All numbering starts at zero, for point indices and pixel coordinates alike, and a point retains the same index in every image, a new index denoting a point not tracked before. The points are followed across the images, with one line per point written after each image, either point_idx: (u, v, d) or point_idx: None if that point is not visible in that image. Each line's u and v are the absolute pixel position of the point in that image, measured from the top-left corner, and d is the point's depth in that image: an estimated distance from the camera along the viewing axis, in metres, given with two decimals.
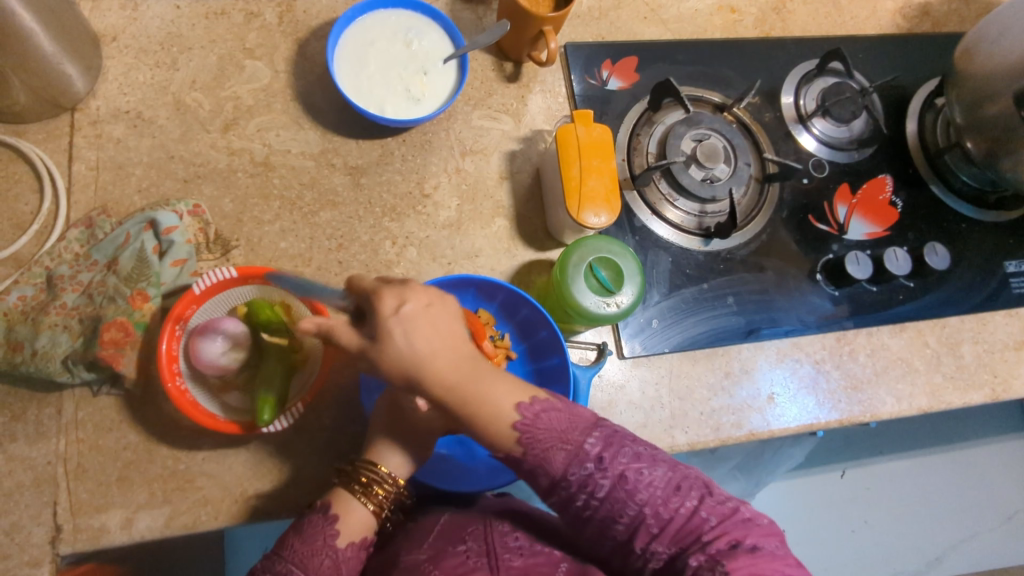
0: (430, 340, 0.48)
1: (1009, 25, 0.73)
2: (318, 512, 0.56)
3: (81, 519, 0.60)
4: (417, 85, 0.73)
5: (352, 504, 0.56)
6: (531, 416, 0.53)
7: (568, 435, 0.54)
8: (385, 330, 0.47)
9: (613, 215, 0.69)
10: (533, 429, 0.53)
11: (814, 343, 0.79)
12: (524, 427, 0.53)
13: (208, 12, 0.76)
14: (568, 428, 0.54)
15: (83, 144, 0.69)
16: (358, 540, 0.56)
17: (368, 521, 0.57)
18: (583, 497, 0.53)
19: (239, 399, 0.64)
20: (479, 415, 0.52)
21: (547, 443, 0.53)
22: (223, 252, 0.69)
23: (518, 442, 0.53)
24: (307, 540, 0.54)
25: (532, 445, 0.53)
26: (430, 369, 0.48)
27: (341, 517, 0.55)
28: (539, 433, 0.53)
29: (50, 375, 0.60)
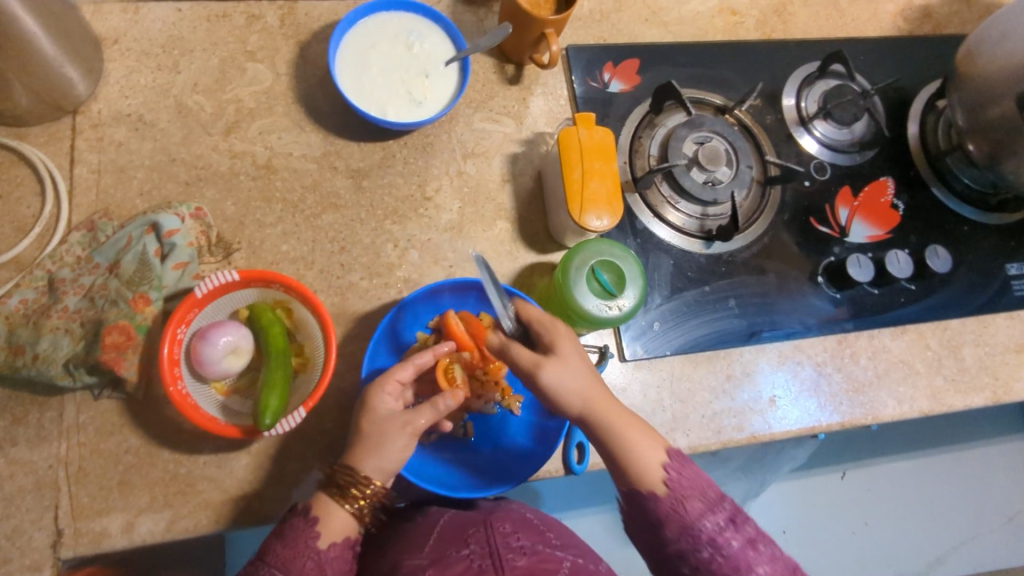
0: (587, 367, 0.60)
1: (1011, 27, 0.73)
2: (300, 515, 0.56)
3: (82, 523, 0.60)
4: (419, 88, 0.73)
5: (332, 507, 0.57)
6: (678, 465, 0.59)
7: (708, 490, 0.58)
8: (567, 347, 0.60)
9: (616, 217, 0.68)
10: (679, 472, 0.58)
11: (815, 345, 0.79)
12: (671, 470, 0.58)
13: (210, 15, 0.76)
14: (706, 485, 0.59)
15: (85, 147, 0.69)
16: (340, 539, 0.56)
17: (350, 523, 0.57)
18: (709, 550, 0.56)
19: (240, 403, 0.64)
20: (622, 442, 0.59)
21: (689, 489, 0.58)
22: (224, 255, 0.69)
23: (662, 481, 0.58)
24: (289, 544, 0.55)
25: (677, 489, 0.58)
26: (595, 394, 0.59)
27: (322, 519, 0.56)
28: (682, 479, 0.58)
29: (51, 379, 0.60)
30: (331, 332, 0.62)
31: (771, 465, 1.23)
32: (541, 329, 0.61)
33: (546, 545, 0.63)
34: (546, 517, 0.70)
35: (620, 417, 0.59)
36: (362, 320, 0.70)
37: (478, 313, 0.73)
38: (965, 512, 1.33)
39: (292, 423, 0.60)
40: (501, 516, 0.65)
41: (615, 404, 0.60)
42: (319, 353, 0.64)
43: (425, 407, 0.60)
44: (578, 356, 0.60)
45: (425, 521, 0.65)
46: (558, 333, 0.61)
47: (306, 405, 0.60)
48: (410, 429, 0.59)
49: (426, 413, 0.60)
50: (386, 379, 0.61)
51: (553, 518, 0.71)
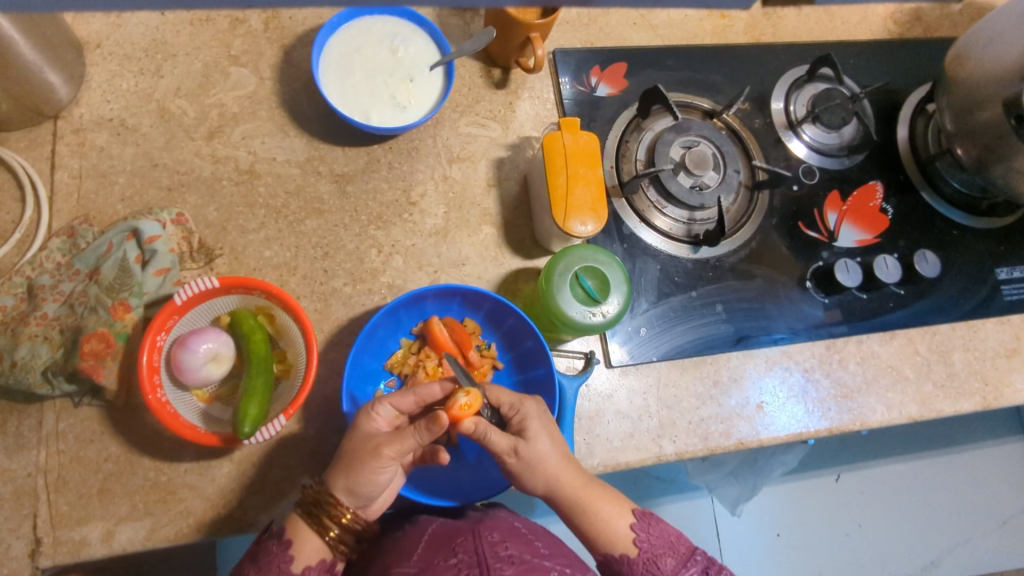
0: (557, 445, 0.61)
1: (999, 31, 0.73)
2: (274, 538, 0.57)
3: (61, 532, 0.59)
4: (403, 92, 0.72)
5: (305, 531, 0.57)
6: (645, 525, 0.63)
7: (677, 546, 0.63)
8: (534, 428, 0.61)
9: (600, 223, 0.68)
10: (648, 532, 0.62)
11: (803, 351, 0.79)
12: (640, 531, 0.62)
13: (193, 19, 0.75)
14: (675, 540, 0.63)
15: (66, 152, 0.69)
16: (314, 563, 0.57)
17: (323, 547, 0.58)
18: None
19: (221, 411, 0.64)
20: (589, 516, 0.62)
21: (659, 547, 0.62)
22: (206, 261, 0.69)
23: (633, 542, 0.62)
24: (263, 567, 0.56)
25: (649, 548, 0.61)
26: (560, 472, 0.61)
27: (295, 543, 0.57)
28: (652, 538, 0.62)
29: (30, 387, 0.59)
30: (312, 337, 0.62)
31: (763, 470, 1.15)
32: (511, 412, 0.62)
33: (534, 555, 0.62)
34: (534, 526, 0.69)
35: (585, 492, 0.62)
36: (346, 326, 0.70)
37: (463, 319, 0.73)
38: (958, 516, 1.33)
39: (272, 431, 0.59)
40: (491, 524, 0.63)
41: (579, 480, 0.62)
42: (301, 359, 0.64)
43: (407, 430, 0.57)
44: (547, 434, 0.61)
45: (413, 530, 0.63)
46: (527, 412, 0.61)
47: (286, 413, 0.59)
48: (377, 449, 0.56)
49: (408, 436, 0.57)
50: (376, 403, 0.60)
51: (541, 526, 0.70)
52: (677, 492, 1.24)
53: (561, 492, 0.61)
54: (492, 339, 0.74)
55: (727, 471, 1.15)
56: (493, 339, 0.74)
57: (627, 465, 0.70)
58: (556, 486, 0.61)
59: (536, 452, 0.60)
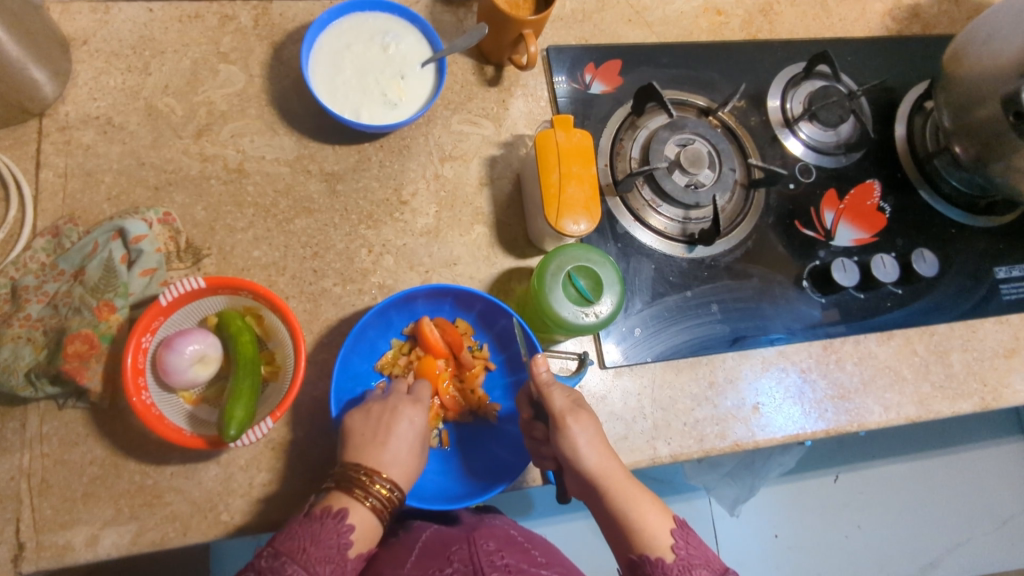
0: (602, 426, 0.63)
1: (998, 27, 0.72)
2: (327, 517, 0.54)
3: (45, 536, 0.58)
4: (394, 90, 0.71)
5: (359, 510, 0.56)
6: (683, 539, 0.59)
7: (713, 562, 0.59)
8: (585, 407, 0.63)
9: (594, 222, 0.67)
10: (686, 541, 0.59)
11: (800, 351, 0.78)
12: (679, 538, 0.59)
13: (182, 15, 0.74)
14: (713, 556, 0.59)
15: (52, 151, 0.68)
16: (365, 546, 0.56)
17: (375, 526, 0.57)
18: None
19: (208, 413, 0.63)
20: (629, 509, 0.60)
21: (696, 558, 0.58)
22: (194, 261, 0.68)
23: (671, 547, 0.58)
24: (321, 547, 0.53)
25: (686, 556, 0.58)
26: (608, 457, 0.61)
27: (355, 525, 0.55)
28: (690, 548, 0.58)
29: (12, 389, 0.58)
30: (300, 338, 0.61)
31: (759, 470, 1.13)
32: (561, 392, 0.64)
33: (530, 563, 0.61)
34: (530, 533, 0.69)
35: (630, 483, 0.61)
36: (335, 327, 0.69)
37: (455, 319, 0.72)
38: (959, 517, 1.32)
39: (259, 434, 0.58)
40: (486, 532, 0.63)
41: (623, 471, 0.62)
42: (289, 360, 0.63)
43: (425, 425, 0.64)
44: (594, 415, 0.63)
45: (407, 537, 0.63)
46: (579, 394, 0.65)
47: (272, 415, 0.58)
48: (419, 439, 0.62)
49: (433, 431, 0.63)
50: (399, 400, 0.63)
51: (535, 532, 0.70)
52: (674, 493, 1.23)
53: (607, 480, 0.60)
54: (484, 340, 0.73)
55: (725, 472, 1.14)
56: (485, 340, 0.73)
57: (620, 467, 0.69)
58: (602, 469, 0.60)
59: (588, 429, 0.61)
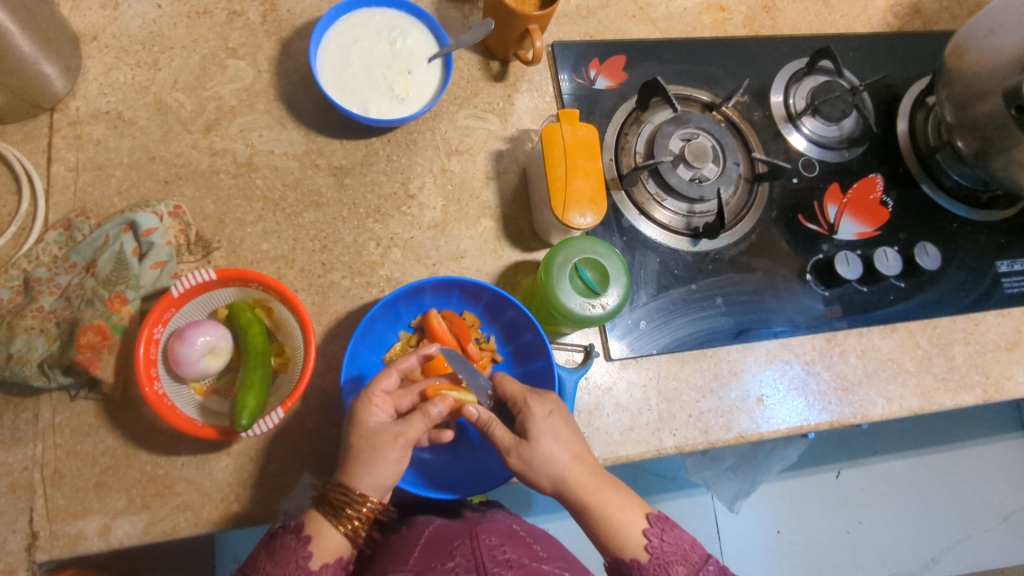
0: (570, 441, 0.61)
1: (998, 22, 0.73)
2: (291, 533, 0.55)
3: (58, 526, 0.59)
4: (401, 84, 0.72)
5: (325, 527, 0.56)
6: (657, 538, 0.59)
7: (690, 554, 0.59)
8: (538, 431, 0.60)
9: (600, 215, 0.68)
10: (661, 539, 0.59)
11: (804, 344, 0.78)
12: (653, 537, 0.59)
13: (190, 11, 0.75)
14: (689, 547, 0.60)
15: (63, 145, 0.69)
16: (333, 561, 0.56)
17: (343, 543, 0.57)
18: None
19: (219, 404, 0.63)
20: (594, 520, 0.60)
21: (670, 555, 0.59)
22: (204, 254, 0.68)
23: (644, 548, 0.59)
24: (279, 563, 0.53)
25: (660, 555, 0.58)
26: (570, 473, 0.60)
27: (314, 539, 0.55)
28: (665, 545, 0.59)
29: (26, 379, 0.59)
30: (310, 330, 0.61)
31: (763, 466, 1.16)
32: (518, 406, 0.62)
33: (532, 558, 0.61)
34: (533, 527, 0.69)
35: (601, 490, 0.60)
36: (344, 320, 0.70)
37: (462, 311, 0.72)
38: (960, 513, 1.33)
39: (270, 424, 0.58)
40: (488, 527, 0.63)
41: (594, 481, 0.60)
42: (299, 351, 0.63)
43: (414, 416, 0.60)
44: (553, 434, 0.60)
45: (410, 532, 0.63)
46: (532, 412, 0.60)
47: (283, 405, 0.58)
48: (403, 440, 0.58)
49: (417, 422, 0.59)
50: (373, 391, 0.60)
51: (538, 527, 0.70)
52: (677, 489, 1.23)
53: (573, 489, 0.60)
54: (491, 333, 0.74)
55: (727, 467, 1.17)
56: (492, 333, 0.74)
57: (627, 459, 0.70)
58: (567, 481, 0.60)
59: (543, 450, 0.59)
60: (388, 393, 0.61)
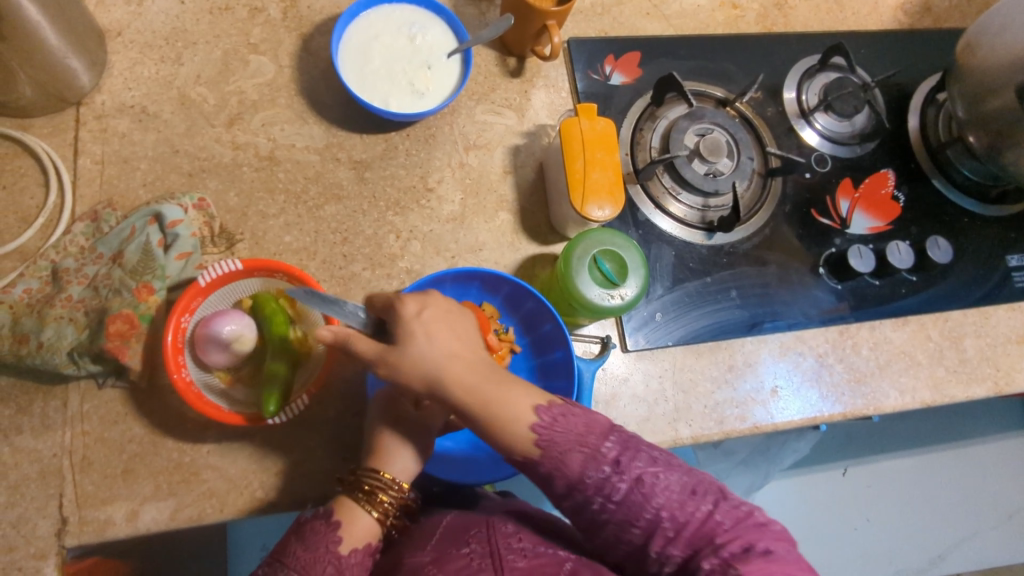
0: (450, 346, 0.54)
1: (1009, 17, 0.74)
2: (321, 519, 0.56)
3: (87, 511, 0.60)
4: (421, 79, 0.73)
5: (356, 512, 0.56)
6: (548, 427, 0.54)
7: (585, 437, 0.54)
8: (409, 331, 0.53)
9: (617, 207, 0.69)
10: (552, 426, 0.54)
11: (817, 336, 0.79)
12: (543, 427, 0.54)
13: (213, 7, 0.76)
14: (583, 430, 0.55)
15: (89, 138, 0.70)
16: (362, 546, 0.56)
17: (373, 528, 0.57)
18: (599, 501, 0.53)
19: (244, 393, 0.64)
20: (486, 422, 0.53)
21: (565, 444, 0.54)
22: (227, 246, 0.69)
23: (535, 443, 0.54)
24: (309, 547, 0.54)
25: (550, 446, 0.54)
26: (449, 371, 0.53)
27: (344, 524, 0.56)
28: (556, 434, 0.54)
29: (56, 367, 0.60)
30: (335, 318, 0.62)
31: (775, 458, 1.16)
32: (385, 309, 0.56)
33: (547, 544, 0.61)
34: (545, 515, 0.69)
35: (485, 386, 0.54)
36: None
37: (482, 303, 0.73)
38: (966, 509, 1.33)
39: (296, 409, 0.61)
40: (503, 517, 0.64)
41: (475, 376, 0.54)
42: (323, 341, 0.64)
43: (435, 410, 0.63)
44: (425, 333, 0.53)
45: (425, 523, 0.63)
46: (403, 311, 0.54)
47: (308, 391, 0.61)
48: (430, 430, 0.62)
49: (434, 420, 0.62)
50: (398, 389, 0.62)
51: (551, 515, 0.70)
52: None
53: (446, 387, 0.53)
54: (509, 323, 0.74)
55: (740, 459, 1.17)
56: (510, 324, 0.74)
57: None
58: (442, 380, 0.53)
59: (410, 353, 0.53)
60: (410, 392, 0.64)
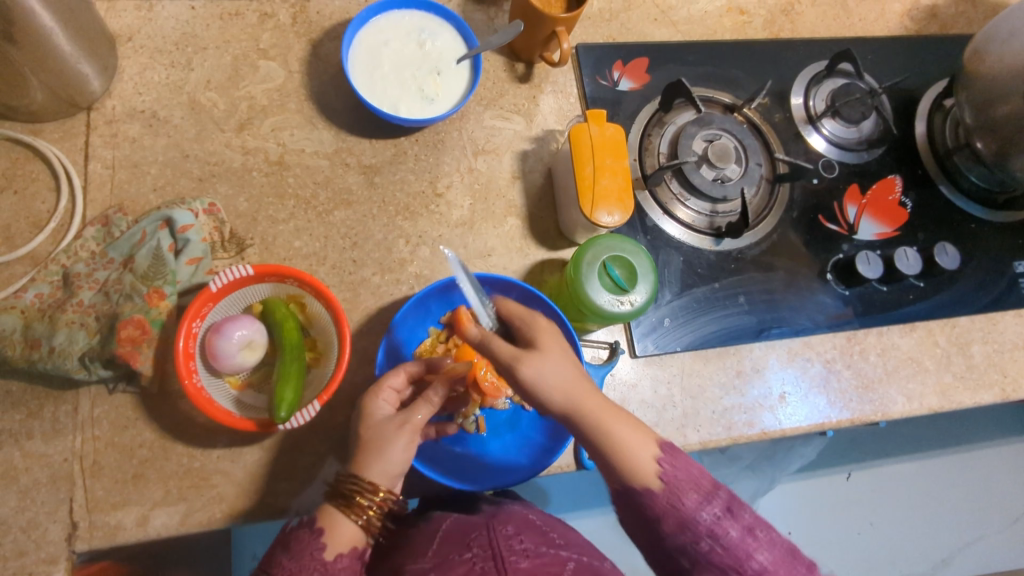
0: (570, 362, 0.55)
1: (1018, 25, 0.74)
2: (306, 527, 0.56)
3: (98, 516, 0.60)
4: (431, 85, 0.73)
5: (337, 518, 0.56)
6: (671, 463, 0.55)
7: (702, 481, 0.55)
8: (542, 347, 0.55)
9: (627, 213, 0.69)
10: (675, 464, 0.55)
11: (825, 342, 0.79)
12: (665, 464, 0.54)
13: (223, 13, 0.76)
14: (699, 473, 0.56)
15: (100, 143, 0.70)
16: (347, 551, 0.56)
17: (355, 534, 0.57)
18: (708, 542, 0.53)
19: (254, 398, 0.64)
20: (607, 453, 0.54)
21: (685, 482, 0.54)
22: (237, 251, 0.70)
23: (656, 475, 0.54)
24: (295, 555, 0.54)
25: (672, 482, 0.54)
26: (578, 394, 0.54)
27: (326, 531, 0.56)
28: (678, 470, 0.54)
29: (67, 372, 0.60)
30: (345, 324, 0.63)
31: (781, 463, 1.16)
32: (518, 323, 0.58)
33: (550, 546, 0.62)
34: (550, 518, 0.70)
35: (608, 410, 0.55)
36: (374, 316, 0.71)
37: None
38: (972, 514, 1.33)
39: (307, 417, 0.59)
40: (504, 518, 0.64)
41: (600, 400, 0.55)
42: (333, 347, 0.64)
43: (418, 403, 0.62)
44: (557, 351, 0.55)
45: (427, 525, 0.64)
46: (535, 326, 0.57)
47: (320, 398, 0.60)
48: (408, 427, 0.60)
49: (422, 410, 0.62)
50: (381, 386, 0.62)
51: (557, 518, 0.70)
52: None
53: (581, 412, 0.54)
54: None
55: (746, 465, 1.17)
56: None
57: None
58: (574, 400, 0.54)
59: (540, 370, 0.53)
60: (397, 390, 0.63)
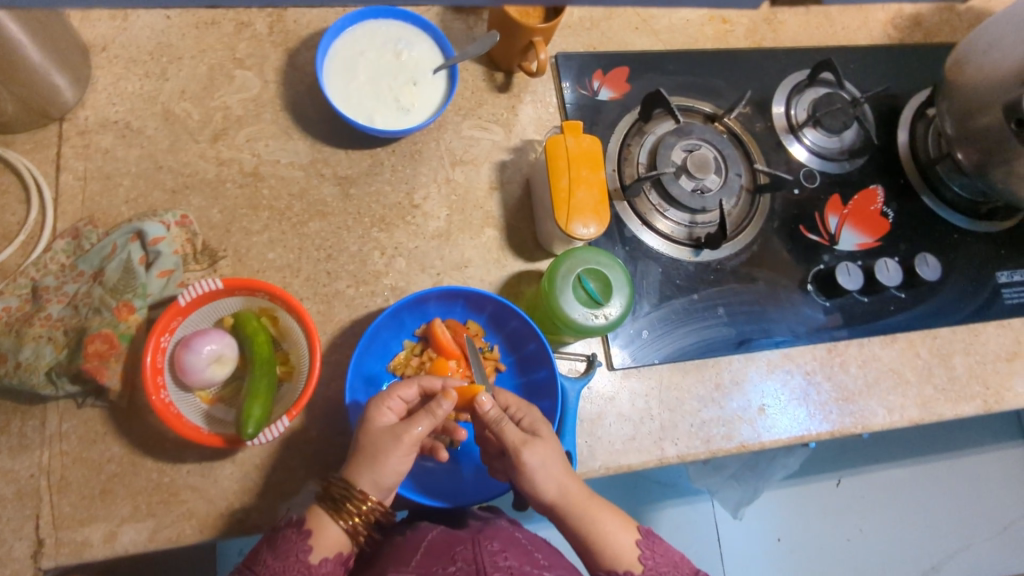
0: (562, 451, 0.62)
1: (998, 36, 0.74)
2: (293, 527, 0.56)
3: (64, 533, 0.59)
4: (406, 95, 0.72)
5: (326, 521, 0.57)
6: (650, 548, 0.61)
7: (682, 566, 0.60)
8: (541, 436, 0.62)
9: (603, 225, 0.68)
10: (652, 550, 0.60)
11: (805, 354, 0.79)
12: (644, 549, 0.60)
13: (198, 22, 0.76)
14: (679, 559, 0.61)
15: (72, 154, 0.69)
16: (333, 556, 0.56)
17: (342, 539, 0.57)
18: None
19: (224, 412, 0.64)
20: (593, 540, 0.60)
21: (664, 565, 0.60)
22: (210, 263, 0.69)
23: (638, 560, 0.60)
24: (280, 556, 0.55)
25: (653, 566, 0.59)
26: (571, 484, 0.60)
27: (314, 533, 0.56)
28: (657, 556, 0.60)
29: (34, 388, 0.59)
30: (316, 339, 0.62)
31: (765, 474, 1.14)
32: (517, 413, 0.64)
33: (534, 566, 0.61)
34: (533, 536, 0.68)
35: (593, 502, 0.61)
36: (348, 328, 0.70)
37: (466, 321, 0.73)
38: (961, 521, 1.33)
39: (276, 433, 0.59)
40: (491, 533, 0.62)
41: (587, 491, 0.61)
42: (304, 360, 0.64)
43: (419, 415, 0.60)
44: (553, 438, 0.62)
45: (413, 535, 0.62)
46: (533, 416, 0.63)
47: (289, 413, 0.59)
48: (407, 439, 0.58)
49: (423, 424, 0.59)
50: (389, 395, 0.61)
51: (540, 536, 0.69)
52: (677, 496, 1.24)
53: (570, 503, 0.60)
54: (495, 341, 0.74)
55: (729, 475, 1.15)
56: (495, 342, 0.74)
57: (629, 468, 0.70)
58: (565, 489, 0.60)
59: (539, 459, 0.59)
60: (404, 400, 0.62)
